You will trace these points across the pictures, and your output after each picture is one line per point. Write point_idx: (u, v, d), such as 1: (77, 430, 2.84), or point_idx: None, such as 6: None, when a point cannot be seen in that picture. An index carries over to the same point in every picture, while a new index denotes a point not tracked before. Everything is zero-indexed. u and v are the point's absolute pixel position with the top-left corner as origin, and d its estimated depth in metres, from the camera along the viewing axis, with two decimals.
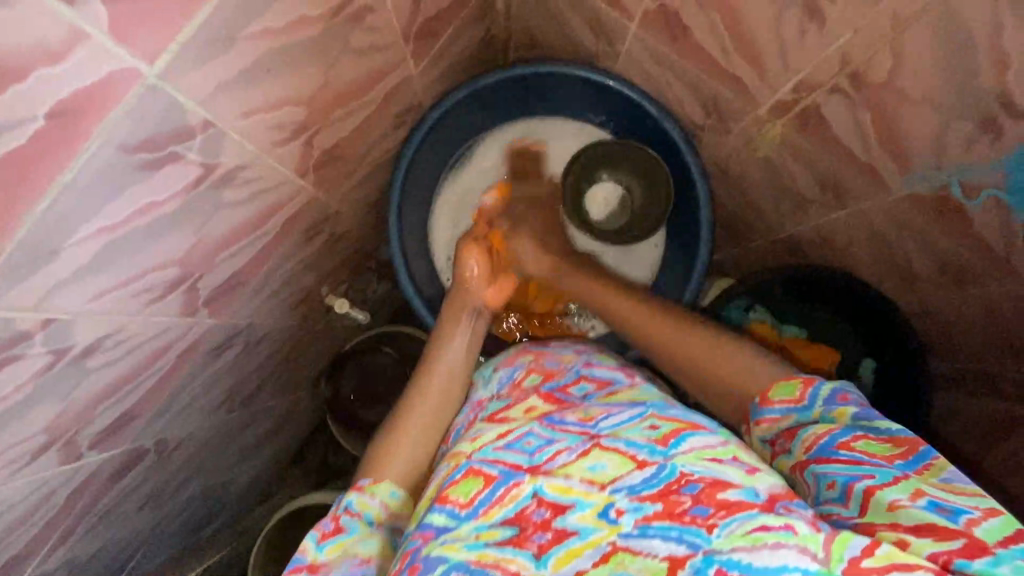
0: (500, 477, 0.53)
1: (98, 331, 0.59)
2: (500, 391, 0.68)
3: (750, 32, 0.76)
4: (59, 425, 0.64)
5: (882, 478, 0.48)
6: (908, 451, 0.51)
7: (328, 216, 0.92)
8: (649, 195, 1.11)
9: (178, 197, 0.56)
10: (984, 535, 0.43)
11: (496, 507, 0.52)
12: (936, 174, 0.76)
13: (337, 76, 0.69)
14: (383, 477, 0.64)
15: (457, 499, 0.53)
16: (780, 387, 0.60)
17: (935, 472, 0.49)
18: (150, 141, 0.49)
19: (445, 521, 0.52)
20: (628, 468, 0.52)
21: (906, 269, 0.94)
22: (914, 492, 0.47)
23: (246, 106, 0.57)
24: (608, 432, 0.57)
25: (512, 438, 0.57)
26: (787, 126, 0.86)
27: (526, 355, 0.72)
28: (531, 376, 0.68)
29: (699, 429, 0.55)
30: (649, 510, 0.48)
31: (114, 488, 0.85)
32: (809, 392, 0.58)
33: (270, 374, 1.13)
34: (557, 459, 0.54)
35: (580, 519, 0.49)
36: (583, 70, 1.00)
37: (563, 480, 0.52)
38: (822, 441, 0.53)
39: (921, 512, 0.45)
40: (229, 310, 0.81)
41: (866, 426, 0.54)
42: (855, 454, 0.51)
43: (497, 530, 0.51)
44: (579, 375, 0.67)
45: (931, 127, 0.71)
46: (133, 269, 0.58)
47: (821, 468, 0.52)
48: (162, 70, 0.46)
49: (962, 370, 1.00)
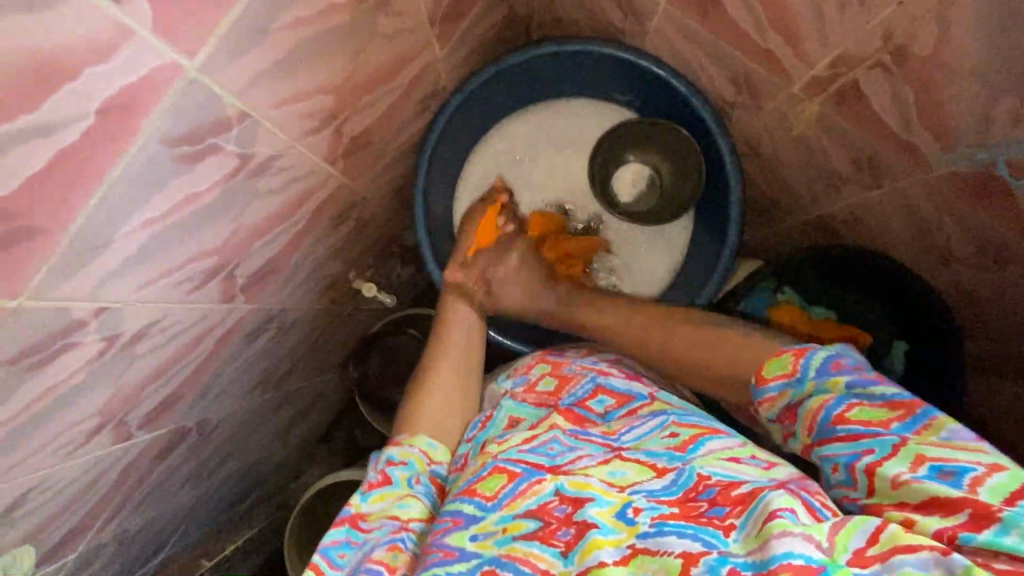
0: (523, 474, 0.58)
1: (144, 319, 0.61)
2: (517, 393, 0.73)
3: (786, 5, 0.73)
4: (110, 407, 0.67)
5: (881, 451, 0.51)
6: (905, 413, 0.52)
7: (356, 203, 0.93)
8: (679, 171, 1.09)
9: (217, 187, 0.58)
10: (989, 497, 0.45)
11: (520, 499, 0.56)
12: (981, 151, 0.73)
13: (366, 62, 0.69)
14: (419, 431, 0.70)
15: (483, 492, 0.57)
16: (770, 365, 0.62)
17: (935, 428, 0.50)
18: (191, 133, 0.50)
19: (474, 512, 0.56)
20: (648, 476, 0.57)
21: (944, 250, 0.92)
22: (916, 460, 0.49)
23: (281, 96, 0.58)
24: (631, 444, 0.62)
25: (536, 443, 0.62)
26: (822, 103, 0.83)
27: (544, 365, 0.76)
28: (547, 381, 0.74)
29: (716, 434, 0.60)
30: (666, 510, 0.52)
31: (159, 465, 0.90)
32: (800, 363, 0.60)
33: (301, 357, 1.16)
34: (577, 462, 0.59)
35: (599, 515, 0.52)
36: (609, 47, 0.99)
37: (582, 477, 0.56)
38: (820, 418, 0.55)
39: (922, 483, 0.47)
40: (262, 296, 0.83)
41: (859, 391, 0.55)
42: (853, 429, 0.53)
43: (521, 523, 0.54)
44: (597, 387, 0.71)
45: (977, 102, 0.68)
46: (175, 259, 0.59)
47: (824, 449, 0.55)
48: (202, 64, 0.46)
49: (999, 353, 0.97)
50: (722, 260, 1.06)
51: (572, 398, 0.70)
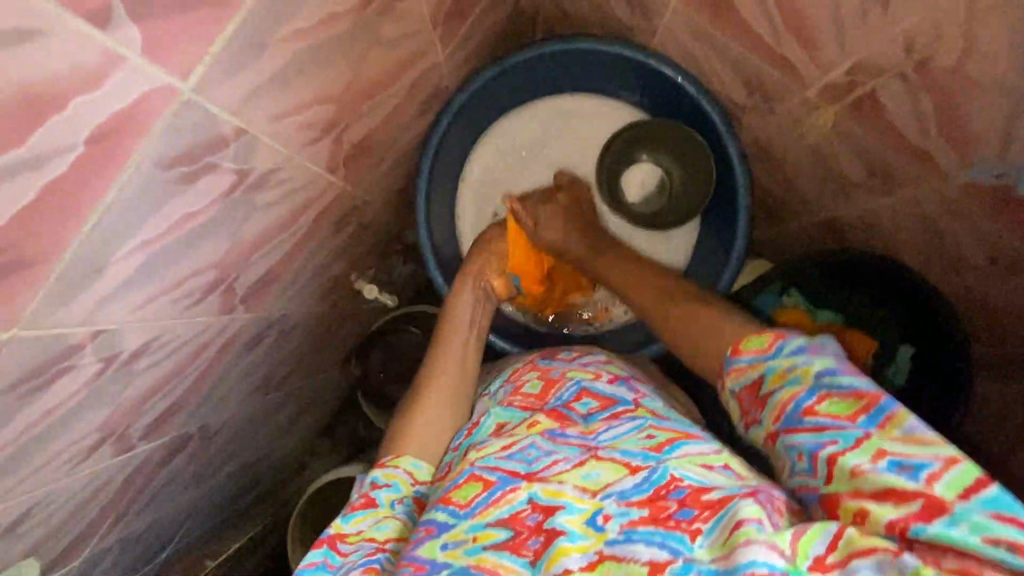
0: (498, 482, 0.57)
1: (142, 337, 0.60)
2: (504, 397, 0.72)
3: (805, 10, 0.70)
4: (111, 422, 0.66)
5: (845, 443, 0.50)
6: (870, 404, 0.51)
7: (357, 206, 0.91)
8: (690, 175, 1.07)
9: (214, 206, 0.56)
10: (943, 491, 0.45)
11: (491, 508, 0.55)
12: (1001, 164, 0.71)
13: (367, 69, 0.67)
14: (405, 451, 0.70)
15: (457, 501, 0.57)
16: (748, 341, 0.60)
17: (898, 421, 0.49)
18: (186, 153, 0.48)
19: (446, 519, 0.56)
20: (621, 475, 0.56)
21: (956, 257, 0.90)
22: (877, 454, 0.48)
23: (279, 109, 0.56)
24: (608, 444, 0.61)
25: (514, 449, 0.61)
26: (837, 108, 0.80)
27: (533, 370, 0.74)
28: (533, 383, 0.72)
29: (692, 439, 0.59)
30: (635, 515, 0.52)
31: (162, 470, 0.90)
32: (776, 343, 0.57)
33: (302, 358, 1.15)
34: (553, 467, 0.58)
35: (569, 522, 0.52)
36: (619, 45, 0.96)
37: (556, 485, 0.55)
38: (788, 408, 0.54)
39: (882, 476, 0.47)
40: (262, 303, 0.82)
41: (828, 381, 0.53)
42: (819, 421, 0.52)
43: (493, 532, 0.54)
44: (581, 390, 0.69)
45: (1001, 114, 0.66)
46: (173, 277, 0.58)
47: (788, 437, 0.53)
48: (196, 84, 0.44)
49: (1006, 356, 0.95)
50: (730, 264, 1.04)
51: (558, 401, 0.68)
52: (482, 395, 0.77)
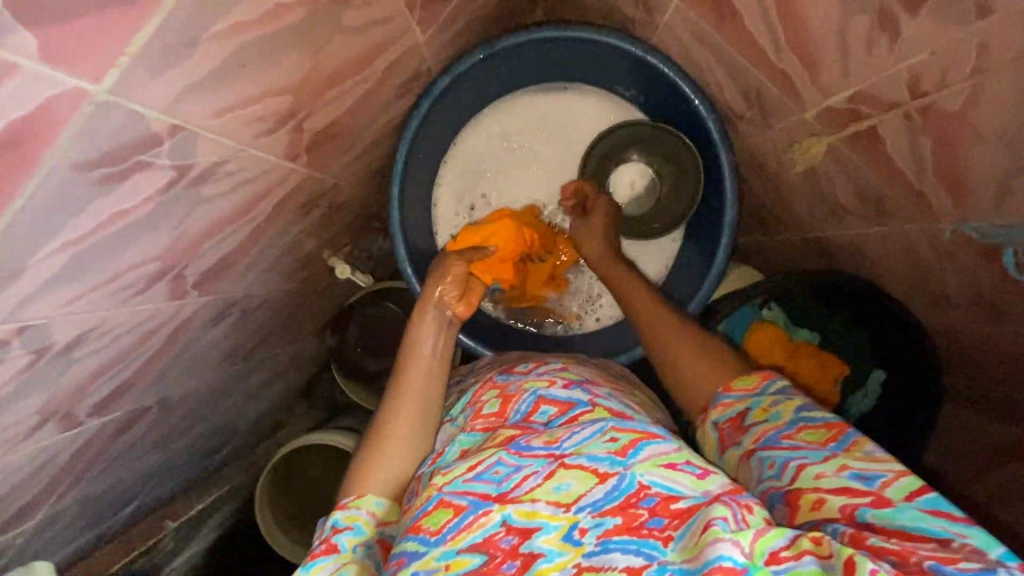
0: (469, 507, 0.52)
1: (77, 329, 0.58)
2: (467, 422, 0.67)
3: (808, 31, 0.65)
4: (50, 405, 0.64)
5: (814, 457, 0.55)
6: (838, 432, 0.56)
7: (326, 190, 0.87)
8: (677, 180, 1.04)
9: (149, 203, 0.53)
10: (893, 493, 0.50)
11: (464, 533, 0.50)
12: (993, 231, 0.67)
13: (329, 58, 0.63)
14: (368, 490, 0.66)
15: (428, 528, 0.52)
16: (739, 378, 0.66)
17: (861, 445, 0.54)
18: (110, 155, 0.45)
19: (416, 548, 0.51)
20: (591, 484, 0.52)
21: (938, 293, 0.86)
22: (840, 466, 0.53)
23: (220, 105, 0.52)
24: (573, 450, 0.55)
25: (481, 468, 0.55)
26: (834, 135, 0.76)
27: (492, 388, 0.69)
28: (492, 402, 0.67)
29: (654, 438, 0.56)
30: (609, 524, 0.49)
31: (119, 439, 0.88)
32: (763, 383, 0.64)
33: (271, 331, 1.14)
34: (523, 485, 0.53)
35: (546, 542, 0.49)
36: (616, 38, 0.92)
37: (529, 505, 0.51)
38: (768, 433, 0.59)
39: (843, 480, 0.52)
40: (220, 286, 0.80)
41: (805, 415, 0.59)
42: (795, 442, 0.57)
43: (465, 559, 0.49)
44: (537, 400, 0.64)
45: (995, 173, 0.61)
46: (111, 271, 0.56)
47: (765, 452, 0.58)
48: (113, 85, 0.40)
49: (976, 390, 0.94)
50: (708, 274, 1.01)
51: (517, 416, 0.64)
52: (446, 421, 0.71)
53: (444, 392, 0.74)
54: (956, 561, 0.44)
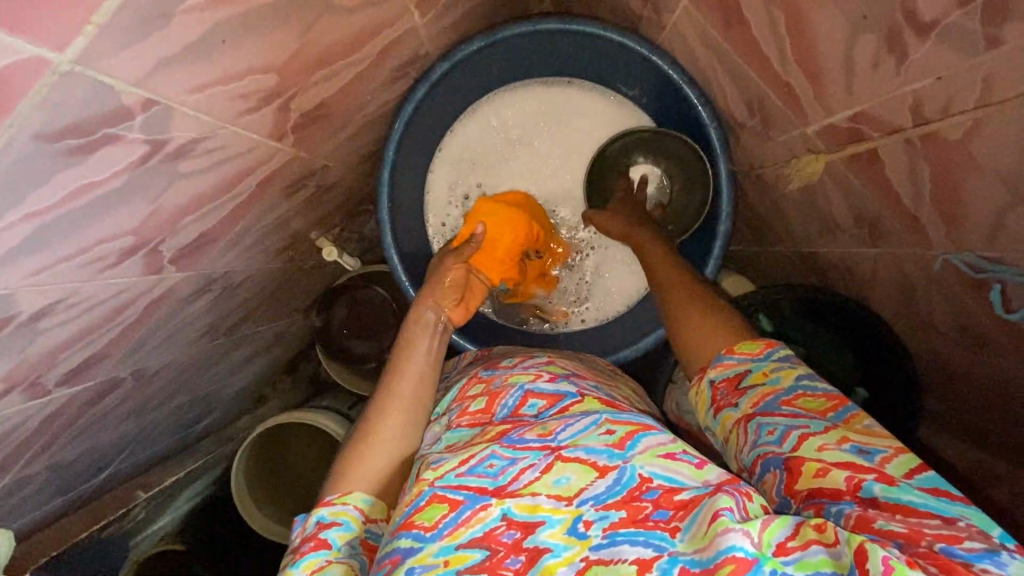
0: (465, 501, 0.50)
1: (44, 300, 0.56)
2: (451, 419, 0.65)
3: (814, 45, 0.64)
4: (17, 374, 0.63)
5: (815, 427, 0.53)
6: (837, 404, 0.55)
7: (314, 170, 0.86)
8: (688, 184, 1.00)
9: (120, 176, 0.51)
10: (893, 470, 0.49)
11: (462, 528, 0.49)
12: (987, 265, 0.65)
13: (318, 37, 0.61)
14: (355, 487, 0.64)
15: (422, 524, 0.50)
16: (742, 343, 0.62)
17: (860, 418, 0.53)
18: (75, 126, 0.43)
19: (411, 544, 0.49)
20: (591, 478, 0.51)
21: (926, 320, 0.85)
22: (841, 439, 0.51)
23: (199, 81, 0.50)
24: (568, 442, 0.54)
25: (473, 462, 0.53)
26: (834, 153, 0.74)
27: (478, 383, 0.68)
28: (479, 398, 0.65)
29: (652, 429, 0.54)
30: (614, 517, 0.48)
31: (92, 409, 0.86)
32: (767, 349, 0.61)
33: (255, 308, 1.12)
34: (521, 478, 0.52)
35: (551, 536, 0.48)
36: (623, 35, 0.90)
37: (530, 499, 0.50)
38: (767, 399, 0.57)
39: (846, 454, 0.50)
40: (200, 262, 0.78)
41: (805, 383, 0.57)
42: (794, 410, 0.55)
43: (466, 554, 0.48)
44: (525, 393, 0.63)
45: (989, 210, 0.60)
46: (81, 243, 0.54)
47: (763, 418, 0.56)
48: (79, 55, 0.39)
49: (950, 417, 0.95)
50: (709, 263, 0.98)
51: (505, 411, 0.62)
52: (432, 421, 0.69)
53: (433, 393, 0.71)
54: (960, 541, 0.43)
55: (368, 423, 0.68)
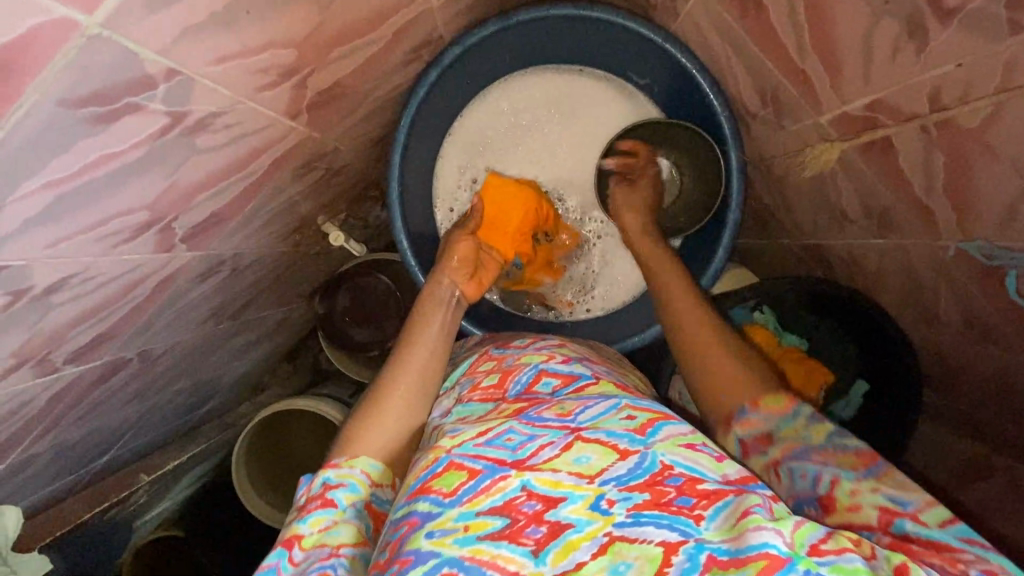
0: (485, 470, 0.50)
1: (58, 273, 0.55)
2: (462, 394, 0.65)
3: (833, 31, 0.64)
4: (27, 349, 0.62)
5: (846, 478, 0.55)
6: (868, 459, 0.56)
7: (326, 152, 0.85)
8: (699, 172, 1.00)
9: (140, 148, 0.50)
10: (929, 518, 0.50)
11: (483, 495, 0.49)
12: (996, 251, 0.66)
13: (337, 14, 0.61)
14: (361, 453, 0.64)
15: (441, 488, 0.50)
16: (766, 398, 0.63)
17: (892, 475, 0.54)
18: (99, 93, 0.42)
19: (430, 508, 0.49)
20: (612, 459, 0.51)
21: (930, 312, 0.86)
22: (872, 488, 0.53)
23: (221, 52, 0.50)
24: (588, 424, 0.55)
25: (492, 434, 0.54)
26: (847, 142, 0.75)
27: (489, 360, 0.69)
28: (490, 375, 0.65)
29: (671, 420, 0.56)
30: (638, 498, 0.48)
31: (98, 389, 0.85)
32: (793, 405, 0.62)
33: (260, 291, 1.12)
34: (541, 453, 0.52)
35: (573, 512, 0.48)
36: (637, 23, 0.90)
37: (550, 474, 0.50)
38: (796, 451, 0.59)
39: (878, 500, 0.52)
40: (210, 242, 0.78)
41: (836, 441, 0.58)
42: (825, 463, 0.57)
43: (485, 521, 0.47)
44: (539, 372, 0.63)
45: (1002, 199, 0.60)
46: (97, 216, 0.53)
47: (794, 467, 0.58)
48: (107, 18, 0.38)
49: (949, 408, 0.96)
50: (717, 255, 0.99)
51: (517, 388, 0.63)
52: (443, 395, 0.69)
53: (441, 370, 0.71)
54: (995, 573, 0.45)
55: (378, 394, 0.68)
